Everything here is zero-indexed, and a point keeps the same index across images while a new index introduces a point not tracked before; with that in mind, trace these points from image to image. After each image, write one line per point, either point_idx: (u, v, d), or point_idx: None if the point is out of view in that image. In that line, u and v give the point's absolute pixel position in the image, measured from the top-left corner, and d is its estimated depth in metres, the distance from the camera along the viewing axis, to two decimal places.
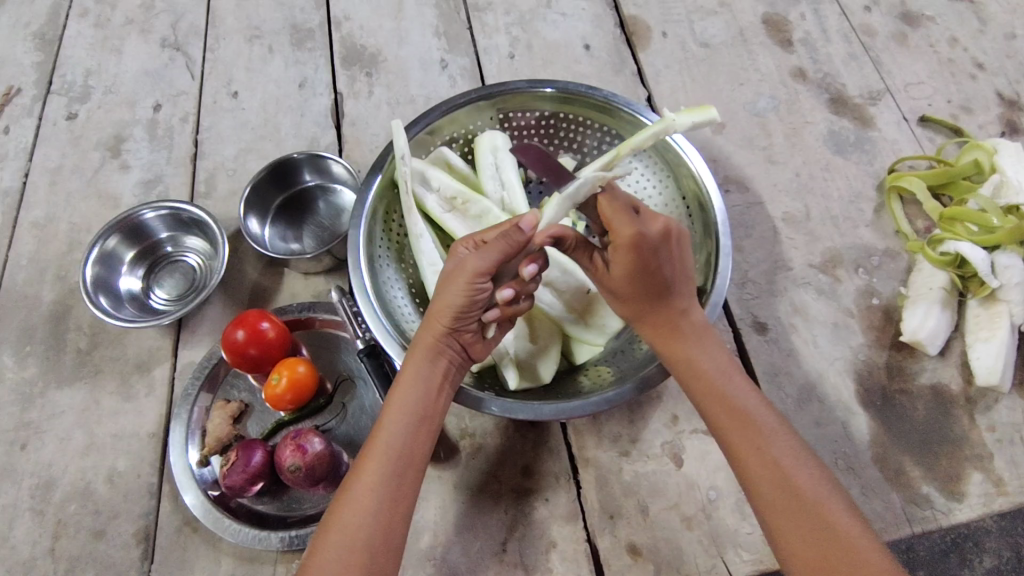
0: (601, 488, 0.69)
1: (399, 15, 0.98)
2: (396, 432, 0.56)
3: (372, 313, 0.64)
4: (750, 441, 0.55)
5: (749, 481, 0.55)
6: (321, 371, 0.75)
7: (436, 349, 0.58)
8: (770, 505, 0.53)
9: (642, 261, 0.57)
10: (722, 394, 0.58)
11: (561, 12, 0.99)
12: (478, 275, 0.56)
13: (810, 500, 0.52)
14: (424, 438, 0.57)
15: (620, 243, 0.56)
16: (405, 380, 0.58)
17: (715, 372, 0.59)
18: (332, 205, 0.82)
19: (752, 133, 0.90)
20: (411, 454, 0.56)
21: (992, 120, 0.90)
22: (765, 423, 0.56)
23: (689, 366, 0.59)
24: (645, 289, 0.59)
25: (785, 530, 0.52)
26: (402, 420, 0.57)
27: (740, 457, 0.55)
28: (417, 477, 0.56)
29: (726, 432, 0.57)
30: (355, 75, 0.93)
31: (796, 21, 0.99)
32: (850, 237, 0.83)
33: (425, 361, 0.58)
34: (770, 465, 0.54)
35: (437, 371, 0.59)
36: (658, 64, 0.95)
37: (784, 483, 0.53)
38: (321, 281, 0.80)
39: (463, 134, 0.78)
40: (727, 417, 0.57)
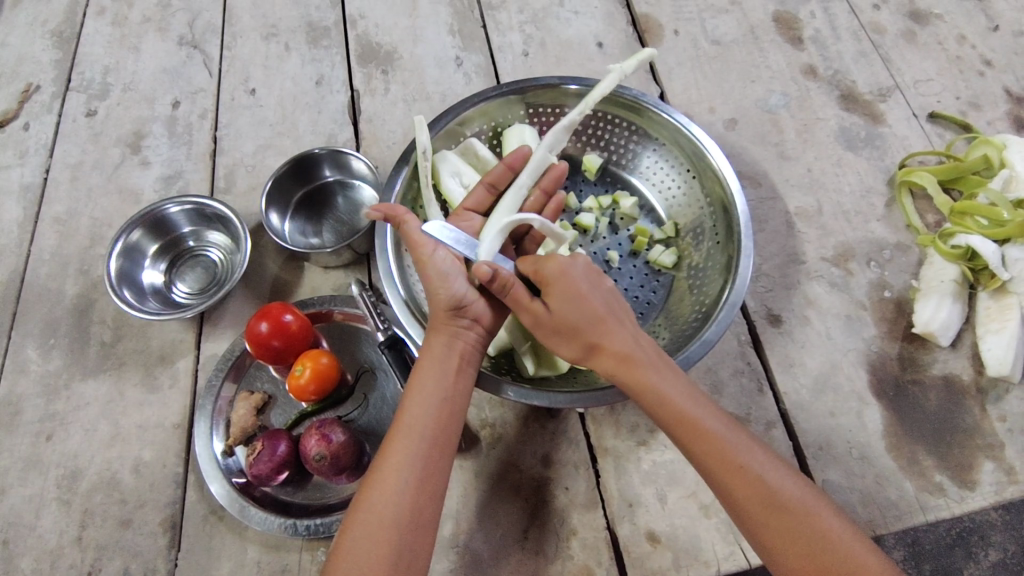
0: (620, 477, 0.70)
1: (413, 14, 0.99)
2: (419, 414, 0.57)
3: (404, 315, 0.68)
4: (727, 463, 0.54)
5: (737, 504, 0.54)
6: (341, 364, 0.76)
7: (445, 327, 0.61)
8: (767, 529, 0.52)
9: (574, 290, 0.59)
10: (688, 418, 0.56)
11: (573, 11, 1.00)
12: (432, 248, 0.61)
13: (806, 515, 0.52)
14: (449, 418, 0.58)
15: (551, 279, 0.59)
16: (427, 364, 0.60)
17: (673, 397, 0.56)
18: (351, 200, 0.84)
19: (764, 129, 0.91)
20: (445, 432, 0.58)
21: (1000, 116, 0.92)
22: (738, 444, 0.55)
23: (649, 391, 0.56)
24: (587, 324, 0.58)
25: (782, 550, 0.52)
26: (425, 402, 0.58)
27: (728, 484, 0.54)
28: (445, 457, 0.57)
29: (708, 460, 0.55)
30: (371, 73, 0.94)
31: (806, 19, 1.01)
32: (862, 231, 0.84)
33: (443, 341, 0.60)
34: (757, 486, 0.53)
35: (454, 352, 0.60)
36: (671, 62, 0.96)
37: (772, 504, 0.52)
38: (340, 275, 0.81)
39: (492, 126, 0.83)
40: (703, 442, 0.55)
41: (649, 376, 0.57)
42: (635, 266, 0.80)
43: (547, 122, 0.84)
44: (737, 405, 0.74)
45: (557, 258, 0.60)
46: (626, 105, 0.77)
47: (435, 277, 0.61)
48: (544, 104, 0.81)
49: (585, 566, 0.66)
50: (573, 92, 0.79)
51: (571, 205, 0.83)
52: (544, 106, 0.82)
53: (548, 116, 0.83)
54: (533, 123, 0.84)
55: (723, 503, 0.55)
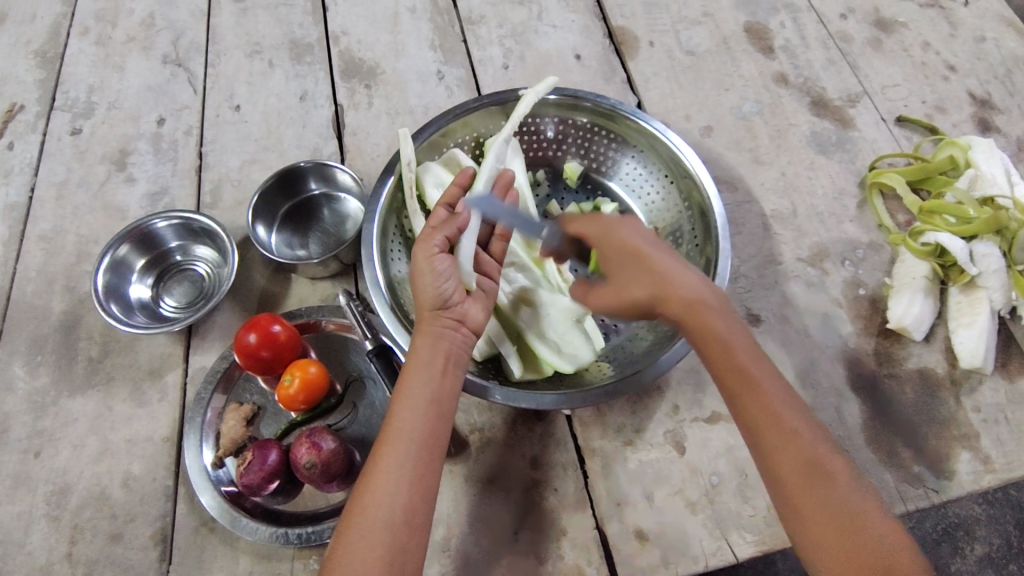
0: (607, 477, 0.72)
1: (395, 29, 1.01)
2: (409, 415, 0.58)
3: (392, 324, 0.70)
4: (776, 425, 0.56)
5: (778, 470, 0.55)
6: (330, 373, 0.77)
7: (431, 326, 0.62)
8: (806, 489, 0.53)
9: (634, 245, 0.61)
10: (746, 374, 0.57)
11: (551, 24, 1.02)
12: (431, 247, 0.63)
13: (840, 482, 0.53)
14: (439, 418, 0.59)
15: (596, 236, 0.63)
16: (414, 366, 0.60)
17: (728, 350, 0.58)
18: (337, 212, 0.85)
19: (739, 136, 0.93)
20: (434, 434, 0.58)
21: (965, 119, 0.97)
22: (789, 409, 0.56)
23: (703, 336, 0.58)
24: (636, 274, 0.60)
25: (818, 511, 0.53)
26: (414, 403, 0.59)
27: (768, 443, 0.55)
28: (436, 457, 0.58)
29: (757, 420, 0.56)
30: (354, 87, 0.96)
31: (776, 29, 1.04)
32: (836, 232, 0.87)
33: (428, 342, 0.61)
34: (802, 446, 0.55)
35: (439, 352, 0.61)
36: (647, 72, 0.98)
37: (815, 469, 0.54)
38: (327, 285, 0.82)
39: (474, 137, 0.85)
40: (752, 398, 0.57)
41: (704, 324, 0.58)
42: None
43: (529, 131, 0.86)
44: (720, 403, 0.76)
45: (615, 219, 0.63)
46: (604, 113, 0.80)
47: (427, 278, 0.62)
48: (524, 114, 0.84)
49: (576, 566, 0.67)
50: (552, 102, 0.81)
51: (553, 212, 0.85)
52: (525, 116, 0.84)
53: (529, 125, 0.84)
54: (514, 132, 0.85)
55: (764, 466, 0.56)
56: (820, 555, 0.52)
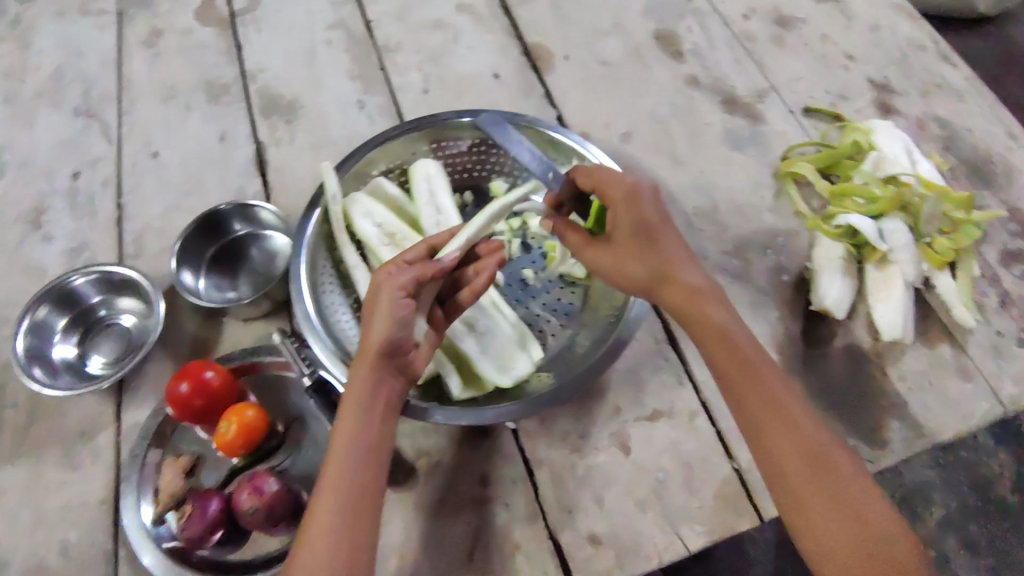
0: (557, 486, 0.72)
1: (312, 63, 1.01)
2: (348, 460, 0.59)
3: (327, 357, 0.70)
4: (781, 420, 0.60)
5: (774, 455, 0.60)
6: (270, 414, 0.76)
7: (375, 369, 0.61)
8: (806, 479, 0.58)
9: (638, 220, 0.65)
10: (746, 364, 0.63)
11: (467, 46, 1.04)
12: (400, 292, 0.61)
13: (843, 477, 0.58)
14: (378, 463, 0.60)
15: (620, 200, 0.65)
16: (352, 408, 0.60)
17: (734, 347, 0.63)
18: (265, 250, 0.84)
19: (657, 139, 0.96)
20: (370, 480, 0.59)
21: (867, 104, 1.02)
22: (792, 402, 0.61)
23: (705, 327, 0.64)
24: (641, 254, 0.65)
25: (817, 500, 0.58)
26: (353, 447, 0.59)
27: (771, 435, 0.60)
28: (374, 504, 0.58)
29: (761, 412, 0.61)
30: (275, 124, 0.96)
31: (684, 33, 1.07)
32: (756, 222, 0.90)
33: (364, 381, 0.61)
34: (803, 440, 0.59)
35: (381, 396, 0.61)
36: (564, 85, 1.01)
37: (819, 461, 0.59)
38: (261, 325, 0.81)
39: (399, 164, 0.86)
40: (757, 393, 0.61)
41: (704, 313, 0.64)
42: (549, 281, 0.83)
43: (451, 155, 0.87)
44: (660, 400, 0.77)
45: (629, 182, 0.65)
46: (525, 132, 0.83)
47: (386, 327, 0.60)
48: (446, 139, 0.85)
49: None
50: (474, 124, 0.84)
51: None
52: (447, 140, 0.86)
53: (451, 149, 0.86)
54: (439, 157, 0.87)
55: (761, 452, 0.61)
56: (822, 546, 0.57)
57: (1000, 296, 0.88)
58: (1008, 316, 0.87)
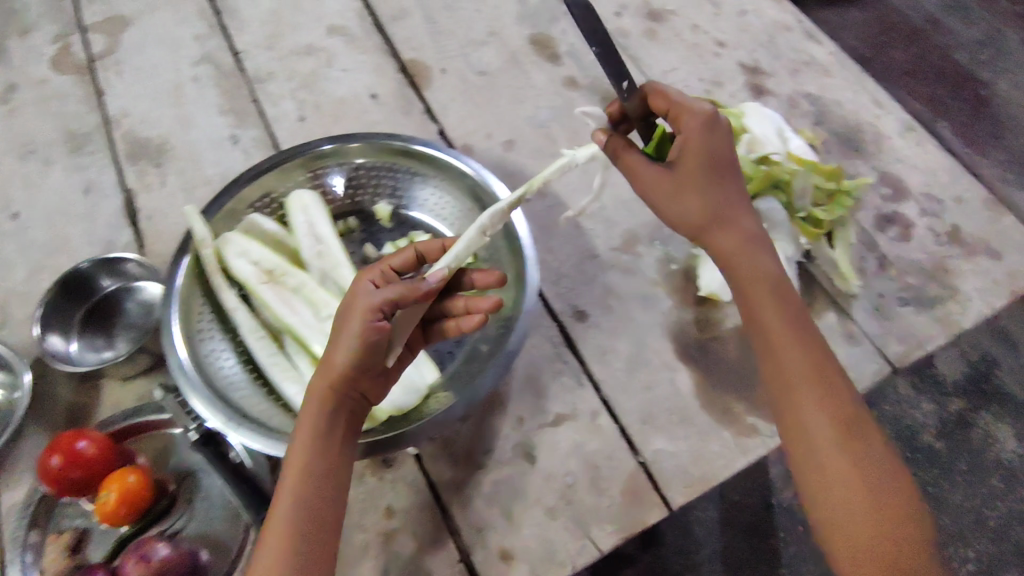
0: (464, 505, 0.71)
1: (180, 102, 0.98)
2: (297, 492, 0.57)
3: (206, 408, 0.67)
4: (818, 383, 0.60)
5: (798, 409, 0.60)
6: (160, 473, 0.73)
7: (334, 392, 0.58)
8: (828, 445, 0.59)
9: (711, 151, 0.63)
10: (793, 322, 0.63)
11: (342, 68, 1.02)
12: (377, 318, 0.57)
13: (871, 452, 0.59)
14: (329, 497, 0.58)
15: (693, 129, 0.63)
16: (303, 436, 0.59)
17: (779, 286, 0.63)
18: (140, 302, 0.80)
19: (539, 144, 0.97)
20: (325, 511, 0.58)
21: (740, 89, 1.05)
22: (835, 371, 0.61)
23: (751, 275, 0.64)
24: (711, 190, 0.64)
25: (838, 465, 0.58)
26: (300, 478, 0.58)
27: (800, 392, 0.60)
28: (324, 539, 0.57)
29: (790, 370, 0.61)
30: (144, 169, 0.92)
31: (559, 36, 1.08)
32: (641, 215, 0.91)
33: (319, 408, 0.58)
34: (833, 405, 0.60)
35: (334, 425, 0.59)
36: (443, 99, 1.00)
37: (848, 433, 0.59)
38: (143, 382, 0.78)
39: (274, 197, 0.83)
40: (793, 350, 0.61)
41: (755, 259, 0.64)
42: None
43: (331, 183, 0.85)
44: (561, 404, 0.78)
45: (705, 110, 0.64)
46: (401, 152, 0.82)
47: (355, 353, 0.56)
48: (324, 166, 0.83)
49: None
50: (348, 149, 0.82)
51: (371, 255, 0.84)
52: (325, 168, 0.84)
53: (329, 176, 0.84)
54: (317, 184, 0.84)
55: (783, 407, 0.61)
56: (832, 510, 0.58)
57: (878, 259, 0.92)
58: (888, 277, 0.91)
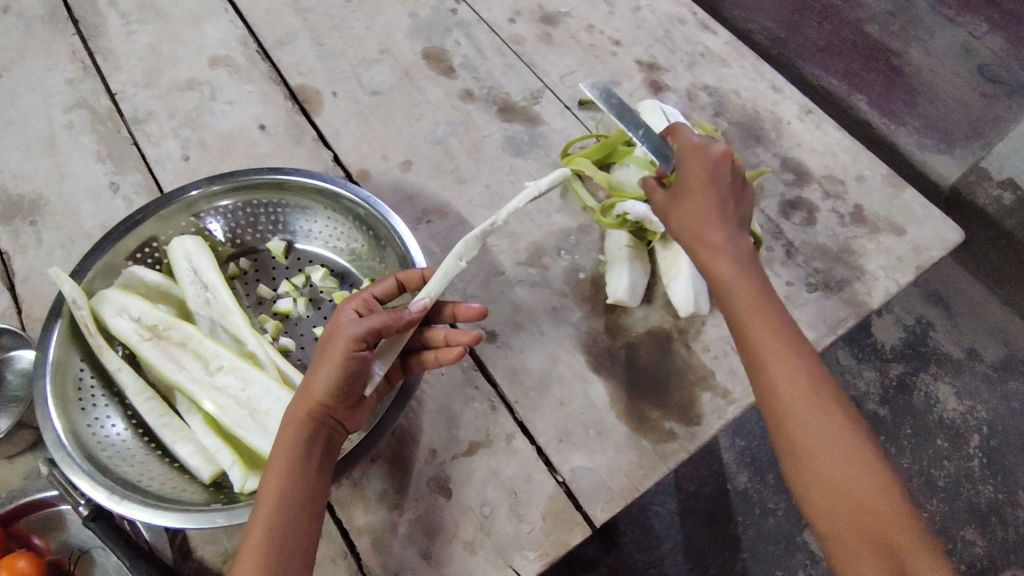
0: (380, 550, 0.69)
1: (53, 152, 0.92)
2: (277, 516, 0.55)
3: (87, 483, 0.62)
4: (782, 357, 0.60)
5: (779, 397, 0.60)
6: (54, 553, 0.69)
7: (310, 419, 0.57)
8: (812, 433, 0.58)
9: (708, 168, 0.66)
10: (768, 316, 0.63)
11: (227, 101, 0.98)
12: (359, 345, 0.56)
13: (858, 442, 0.58)
14: (312, 521, 0.56)
15: (688, 154, 0.68)
16: (280, 460, 0.57)
17: (744, 294, 0.63)
18: (18, 373, 0.76)
19: (438, 161, 0.94)
20: (306, 541, 0.56)
21: (638, 86, 1.05)
22: (796, 343, 0.62)
23: (725, 280, 0.65)
24: (701, 201, 0.66)
25: (821, 457, 0.57)
26: (282, 501, 0.55)
27: (776, 382, 0.60)
28: (304, 565, 0.55)
29: (767, 357, 0.61)
30: (17, 228, 0.86)
31: (452, 48, 1.06)
32: (546, 226, 0.90)
33: (296, 434, 0.57)
34: (812, 390, 0.59)
35: (314, 449, 0.57)
36: (336, 124, 0.97)
37: (821, 401, 0.59)
38: (28, 458, 0.73)
39: (155, 246, 0.79)
40: (763, 327, 0.62)
41: (715, 263, 0.65)
42: None
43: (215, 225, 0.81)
44: (474, 431, 0.76)
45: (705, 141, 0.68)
46: (282, 185, 0.78)
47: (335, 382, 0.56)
48: (205, 209, 0.80)
49: None
50: (226, 188, 0.78)
51: (265, 295, 0.81)
52: (206, 211, 0.80)
53: (212, 219, 0.80)
54: (202, 228, 0.81)
55: (764, 399, 0.61)
56: (808, 481, 0.58)
57: (785, 247, 0.92)
58: (796, 264, 0.91)
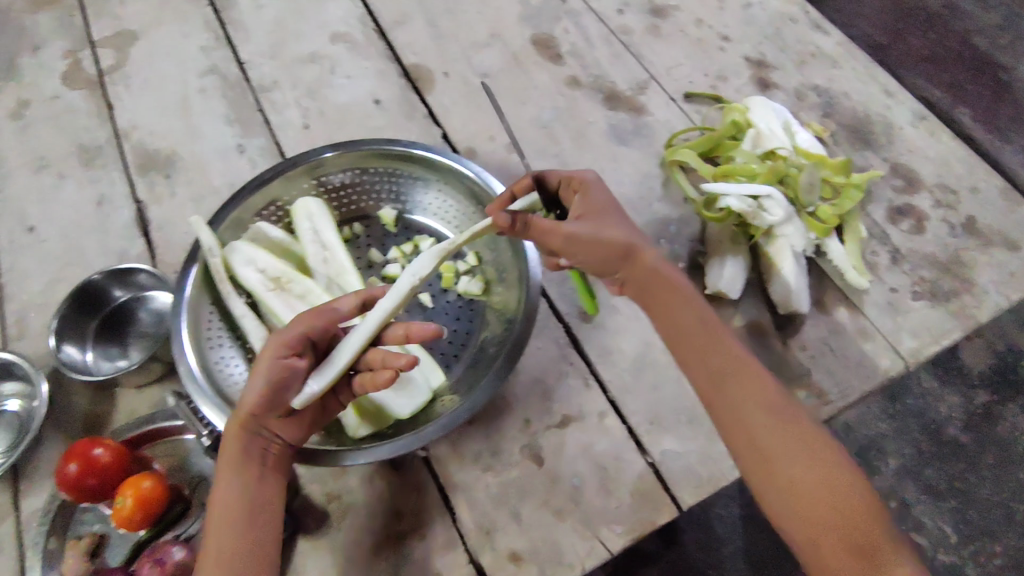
0: (473, 508, 0.72)
1: (187, 113, 0.99)
2: (230, 515, 0.59)
3: (216, 413, 0.68)
4: (742, 379, 0.61)
5: (737, 409, 0.60)
6: (174, 480, 0.74)
7: (246, 427, 0.60)
8: (773, 442, 0.59)
9: (589, 203, 0.66)
10: (713, 329, 0.64)
11: (345, 75, 1.03)
12: (283, 349, 0.61)
13: (816, 444, 0.59)
14: (265, 518, 0.60)
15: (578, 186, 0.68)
16: (227, 466, 0.60)
17: (688, 324, 0.64)
18: (152, 311, 0.82)
19: (543, 144, 0.97)
20: (259, 544, 0.59)
21: (745, 83, 1.04)
22: (754, 363, 0.63)
23: (674, 298, 0.65)
24: (620, 221, 0.66)
25: (787, 465, 0.58)
26: (233, 502, 0.59)
27: (728, 395, 0.61)
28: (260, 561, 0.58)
29: (716, 370, 0.62)
30: (153, 180, 0.93)
31: (561, 35, 1.08)
32: (647, 214, 0.91)
33: (239, 441, 0.60)
34: (766, 398, 0.60)
35: (257, 453, 0.61)
36: (446, 102, 1.01)
37: (783, 415, 0.60)
38: (155, 390, 0.79)
39: (279, 204, 0.84)
40: (706, 346, 0.63)
41: (670, 285, 0.65)
42: (448, 301, 0.83)
43: (334, 189, 0.86)
44: (568, 406, 0.77)
45: (583, 176, 0.68)
46: (401, 156, 0.82)
47: (253, 406, 0.60)
48: (326, 173, 0.84)
49: None
50: (349, 156, 0.82)
51: (376, 259, 0.86)
52: (326, 175, 0.84)
53: (333, 183, 0.85)
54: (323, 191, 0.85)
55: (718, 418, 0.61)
56: (782, 497, 0.57)
57: (891, 253, 0.90)
58: (900, 271, 0.89)
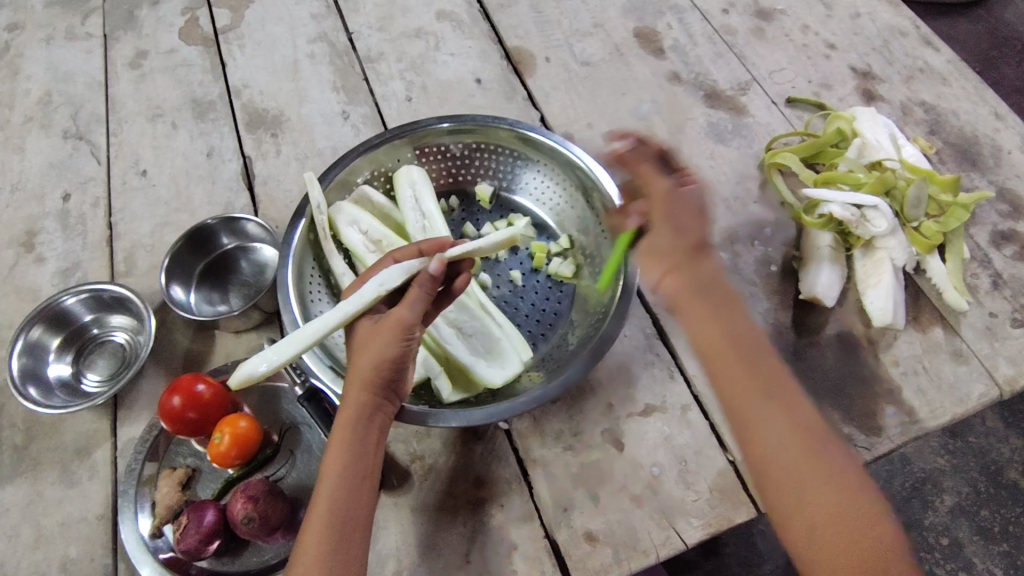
0: (551, 484, 0.72)
1: (296, 76, 1.02)
2: (336, 485, 0.59)
3: (316, 363, 0.70)
4: (778, 406, 0.59)
5: (763, 422, 0.58)
6: (264, 425, 0.76)
7: (367, 399, 0.60)
8: (795, 458, 0.57)
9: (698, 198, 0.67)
10: (746, 336, 0.62)
11: (449, 53, 1.05)
12: (407, 328, 0.61)
13: (838, 466, 0.57)
14: (367, 494, 0.61)
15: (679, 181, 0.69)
16: (342, 438, 0.60)
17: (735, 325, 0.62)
18: (255, 262, 0.85)
19: (640, 136, 0.97)
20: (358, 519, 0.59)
21: (850, 92, 1.02)
22: (787, 380, 0.61)
23: (718, 297, 0.63)
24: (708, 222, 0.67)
25: (812, 483, 0.56)
26: (341, 474, 0.60)
27: (754, 406, 0.59)
28: (362, 537, 0.60)
29: (744, 378, 0.60)
30: (261, 137, 0.97)
31: (664, 31, 1.08)
32: (742, 215, 0.90)
33: (358, 410, 0.60)
34: (795, 414, 0.58)
35: (375, 426, 0.61)
36: (546, 87, 1.01)
37: (810, 434, 0.58)
38: (252, 337, 0.82)
39: (382, 172, 0.86)
40: (739, 355, 0.61)
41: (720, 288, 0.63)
42: (538, 280, 0.84)
43: (435, 161, 0.88)
44: (651, 395, 0.78)
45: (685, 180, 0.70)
46: (506, 134, 0.83)
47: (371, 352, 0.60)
48: (429, 144, 0.85)
49: None
50: (455, 130, 0.84)
51: (470, 233, 0.87)
52: (429, 146, 0.85)
53: (436, 155, 0.87)
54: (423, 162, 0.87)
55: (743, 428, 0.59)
56: (798, 520, 0.56)
57: (992, 277, 0.87)
58: (1001, 297, 0.86)
